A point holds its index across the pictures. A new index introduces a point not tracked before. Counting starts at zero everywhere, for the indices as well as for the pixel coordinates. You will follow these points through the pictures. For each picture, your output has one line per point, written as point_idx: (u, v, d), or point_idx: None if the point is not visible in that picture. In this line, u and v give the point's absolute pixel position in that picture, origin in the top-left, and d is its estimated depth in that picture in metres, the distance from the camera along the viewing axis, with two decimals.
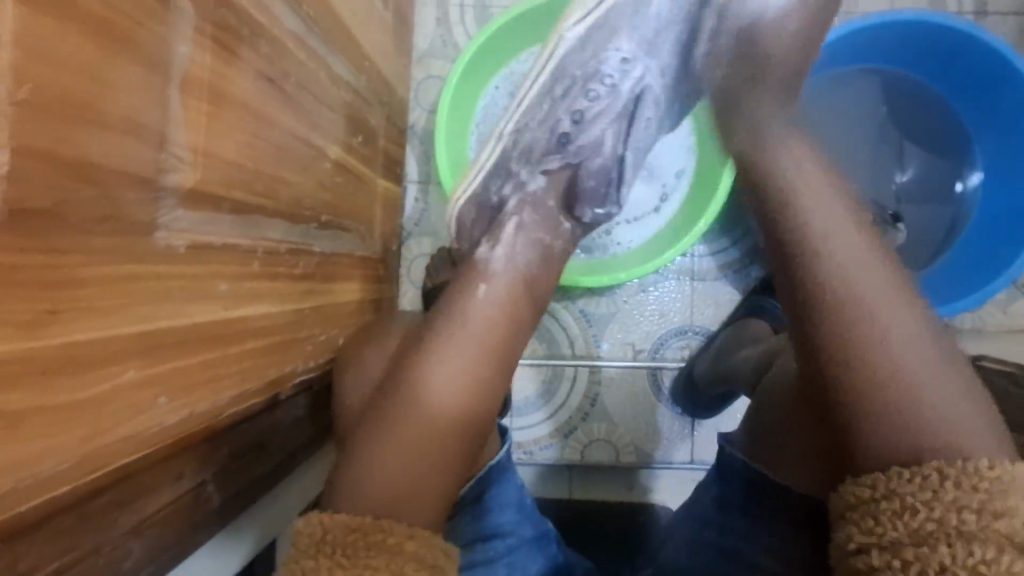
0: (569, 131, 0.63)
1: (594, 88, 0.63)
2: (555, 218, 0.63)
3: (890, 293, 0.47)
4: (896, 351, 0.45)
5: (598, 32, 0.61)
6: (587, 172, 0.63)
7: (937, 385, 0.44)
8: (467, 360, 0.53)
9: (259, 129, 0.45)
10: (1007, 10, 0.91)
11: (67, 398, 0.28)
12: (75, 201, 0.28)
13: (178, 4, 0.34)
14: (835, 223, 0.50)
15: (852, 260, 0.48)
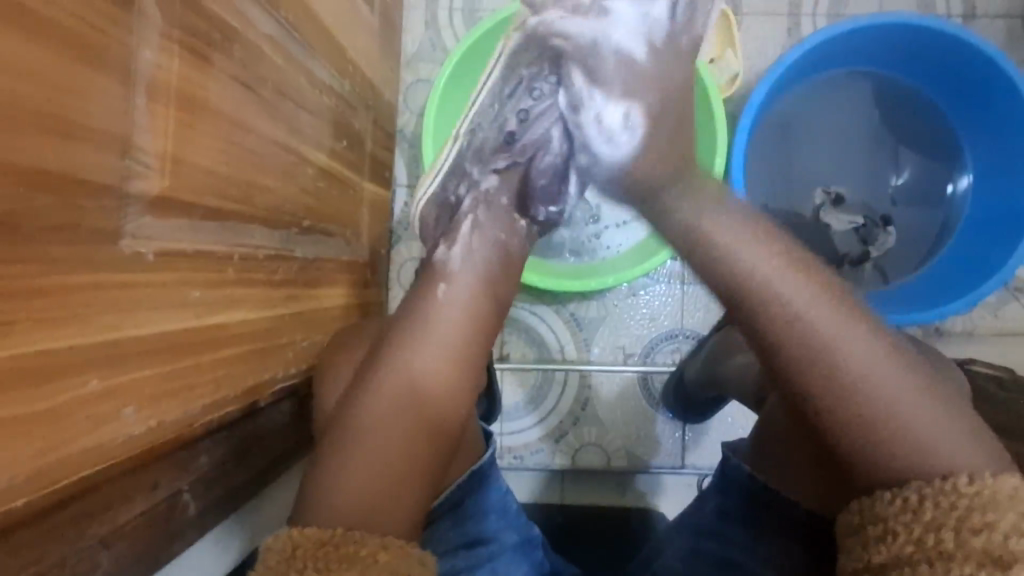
0: (518, 131, 0.63)
1: (538, 87, 0.61)
2: (508, 215, 0.64)
3: (849, 325, 0.45)
4: (868, 371, 0.44)
5: (541, 34, 0.58)
6: (539, 171, 0.64)
7: (905, 408, 0.43)
8: (447, 369, 0.53)
9: (234, 135, 0.45)
10: (997, 12, 0.90)
11: (26, 410, 0.28)
12: (29, 210, 0.27)
13: (143, 11, 0.34)
14: (773, 270, 0.47)
15: (801, 303, 0.46)
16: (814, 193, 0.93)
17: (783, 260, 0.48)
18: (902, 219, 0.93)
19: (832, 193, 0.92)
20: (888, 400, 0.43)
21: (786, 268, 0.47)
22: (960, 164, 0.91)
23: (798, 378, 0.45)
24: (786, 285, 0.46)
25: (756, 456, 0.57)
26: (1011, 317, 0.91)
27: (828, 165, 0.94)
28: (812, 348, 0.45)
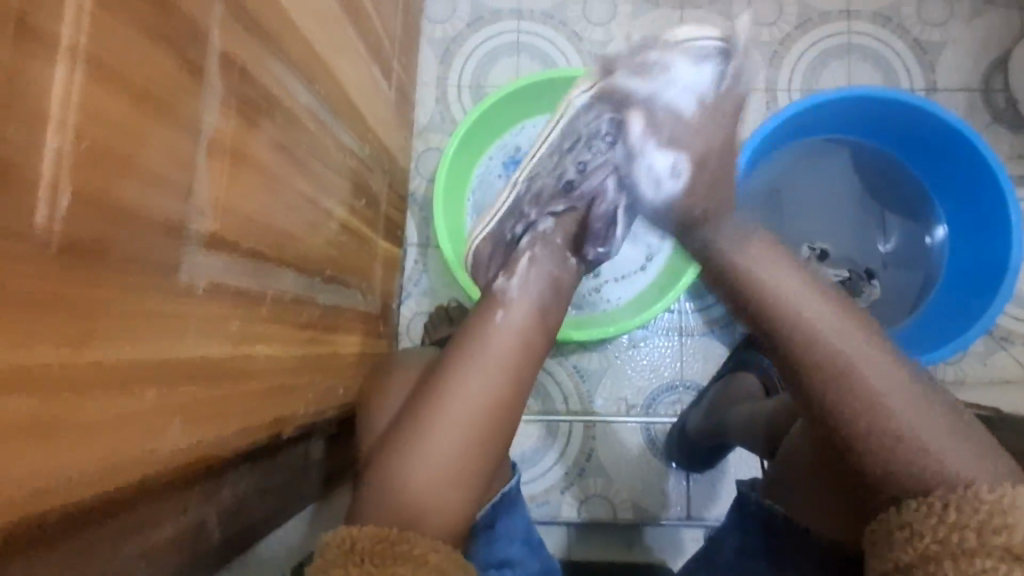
0: (581, 172, 0.68)
1: (596, 144, 0.67)
2: (562, 255, 0.69)
3: (870, 350, 0.51)
4: (889, 398, 0.49)
5: (601, 101, 0.66)
6: (596, 215, 0.69)
7: (923, 431, 0.47)
8: (480, 407, 0.56)
9: (272, 188, 0.50)
10: (955, 86, 0.99)
11: (97, 411, 0.31)
12: (118, 239, 0.32)
13: (211, 81, 0.40)
14: (807, 299, 0.55)
15: (825, 318, 0.54)
16: (800, 248, 0.98)
17: (807, 294, 0.56)
18: (889, 280, 1.00)
19: (817, 248, 0.98)
20: (894, 409, 0.48)
21: (814, 302, 0.55)
22: (932, 221, 0.98)
23: (813, 390, 0.52)
24: (818, 317, 0.54)
25: (769, 488, 0.60)
26: (998, 365, 0.95)
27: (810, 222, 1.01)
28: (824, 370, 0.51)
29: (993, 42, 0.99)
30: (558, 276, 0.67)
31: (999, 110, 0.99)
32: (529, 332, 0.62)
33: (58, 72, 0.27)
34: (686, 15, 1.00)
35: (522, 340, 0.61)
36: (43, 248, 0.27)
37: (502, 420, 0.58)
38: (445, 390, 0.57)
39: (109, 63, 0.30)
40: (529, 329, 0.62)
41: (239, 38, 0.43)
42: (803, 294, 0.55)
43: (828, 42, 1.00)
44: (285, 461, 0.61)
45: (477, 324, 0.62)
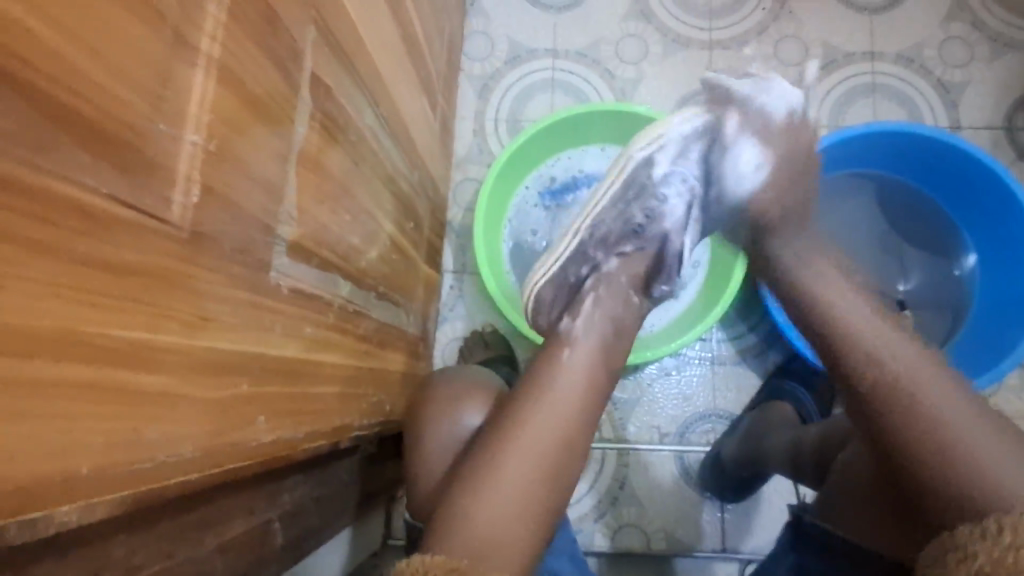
0: (661, 222, 0.65)
1: (664, 189, 0.64)
2: (627, 294, 0.67)
3: (938, 377, 0.53)
4: (956, 429, 0.50)
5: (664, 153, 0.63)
6: (669, 255, 0.66)
7: (984, 459, 0.49)
8: (551, 427, 0.58)
9: (341, 201, 0.53)
10: (979, 124, 1.02)
11: (203, 394, 0.33)
12: (228, 233, 0.34)
13: (303, 97, 0.43)
14: (880, 329, 0.57)
15: (889, 343, 0.56)
16: None
17: (877, 322, 0.58)
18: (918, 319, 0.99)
19: (848, 280, 1.00)
20: (950, 419, 0.51)
21: (877, 325, 0.57)
22: (962, 255, 0.99)
23: (879, 408, 0.54)
24: (877, 337, 0.56)
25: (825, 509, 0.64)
26: None
27: (840, 255, 1.02)
28: (893, 399, 0.53)
29: (1014, 84, 1.03)
30: (618, 300, 0.67)
31: (1023, 147, 1.01)
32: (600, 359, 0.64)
33: (196, 74, 0.30)
34: (715, 56, 1.05)
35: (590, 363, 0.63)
36: (176, 233, 0.29)
37: (573, 441, 0.59)
38: (522, 412, 0.59)
39: (233, 71, 0.33)
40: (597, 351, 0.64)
41: (325, 59, 0.46)
42: (879, 327, 0.57)
43: (852, 82, 1.04)
44: (333, 473, 0.61)
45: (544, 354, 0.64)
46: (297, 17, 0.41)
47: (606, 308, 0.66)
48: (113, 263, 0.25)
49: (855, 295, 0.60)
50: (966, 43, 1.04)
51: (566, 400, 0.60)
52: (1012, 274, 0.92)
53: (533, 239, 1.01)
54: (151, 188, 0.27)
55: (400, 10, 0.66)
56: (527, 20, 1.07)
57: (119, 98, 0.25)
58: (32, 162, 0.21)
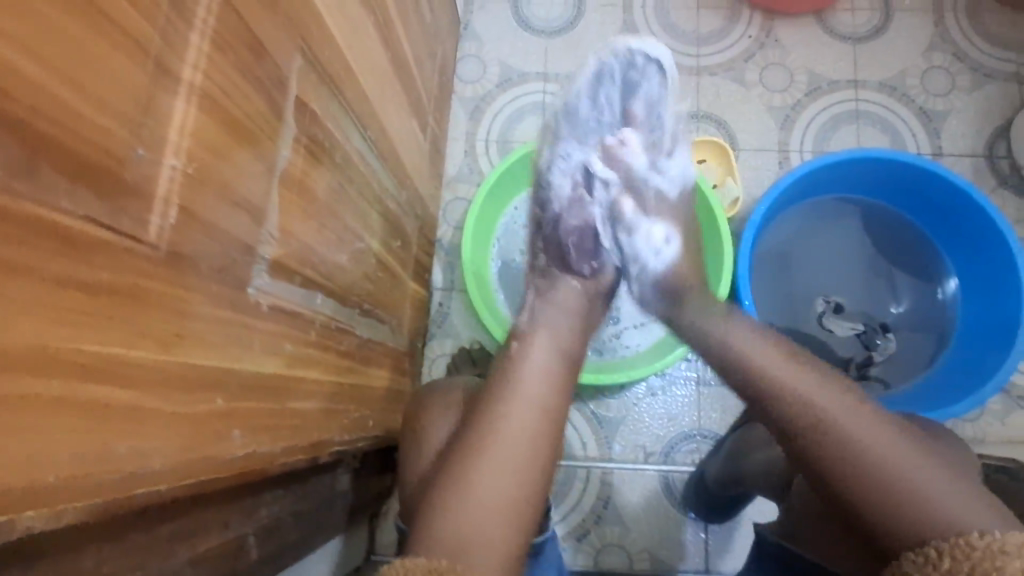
0: (560, 182, 0.79)
1: (553, 176, 0.80)
2: (560, 280, 0.76)
3: (854, 406, 0.56)
4: (886, 450, 0.52)
5: (572, 140, 0.79)
6: (567, 228, 0.78)
7: (921, 480, 0.50)
8: (521, 434, 0.60)
9: (325, 220, 0.54)
10: (961, 152, 1.04)
11: (176, 408, 0.34)
12: (207, 253, 0.35)
13: (288, 122, 0.44)
14: (799, 376, 0.59)
15: (803, 381, 0.58)
16: (815, 302, 1.01)
17: (784, 362, 0.61)
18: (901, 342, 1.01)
19: (832, 301, 1.01)
20: (876, 442, 0.52)
21: (786, 366, 0.60)
22: (945, 278, 1.00)
23: (808, 432, 0.55)
24: (790, 374, 0.59)
25: (787, 532, 0.67)
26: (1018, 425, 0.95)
27: (824, 278, 1.03)
28: (821, 427, 0.55)
29: (995, 113, 1.05)
30: (567, 300, 0.74)
31: (1005, 175, 1.03)
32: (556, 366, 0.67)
33: (176, 101, 0.31)
34: (702, 81, 1.07)
35: (548, 367, 0.67)
36: (152, 253, 0.30)
37: (544, 447, 0.60)
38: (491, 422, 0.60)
39: (215, 98, 0.35)
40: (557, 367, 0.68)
41: (311, 85, 0.48)
42: (787, 364, 0.60)
43: (836, 108, 1.06)
44: (314, 488, 0.62)
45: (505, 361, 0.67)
46: (283, 46, 0.42)
47: (560, 311, 0.73)
48: (87, 283, 0.26)
49: (764, 342, 0.64)
50: (948, 73, 1.06)
51: (533, 406, 0.62)
52: (991, 300, 0.93)
53: (521, 258, 1.03)
54: (128, 211, 0.29)
55: (389, 36, 0.68)
56: (519, 44, 1.09)
57: (97, 126, 0.27)
58: (10, 187, 0.22)
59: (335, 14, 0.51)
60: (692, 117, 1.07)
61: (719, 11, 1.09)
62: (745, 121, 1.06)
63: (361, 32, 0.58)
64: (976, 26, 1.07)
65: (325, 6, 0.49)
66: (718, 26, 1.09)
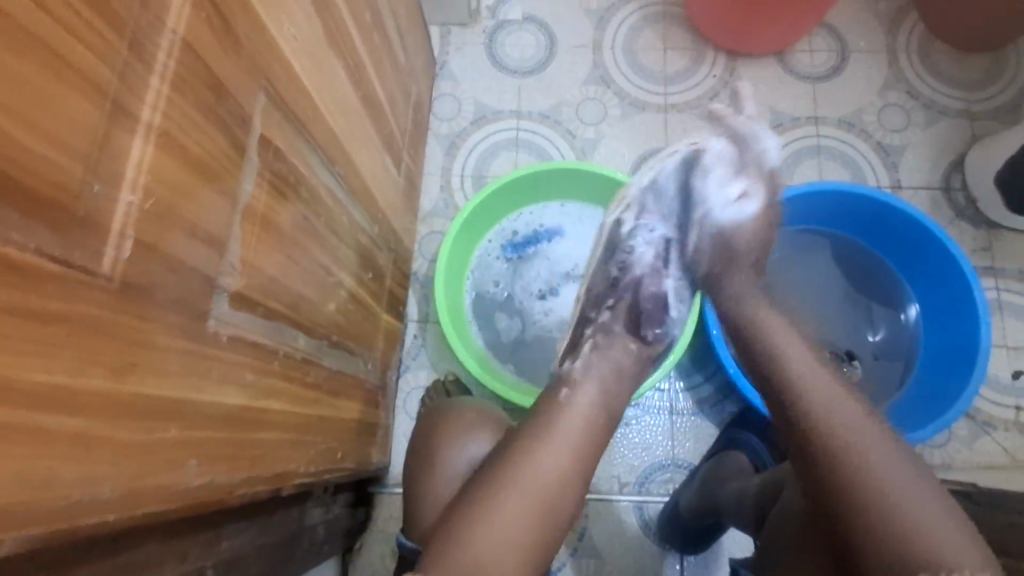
0: (648, 253, 0.81)
1: (630, 242, 0.82)
2: (625, 342, 0.76)
3: (874, 430, 0.59)
4: (888, 477, 0.55)
5: (648, 202, 0.83)
6: (644, 294, 0.79)
7: (914, 512, 0.53)
8: (541, 483, 0.61)
9: (291, 253, 0.55)
10: (918, 185, 1.09)
11: (127, 437, 0.34)
12: (163, 284, 0.36)
13: (251, 159, 0.46)
14: (838, 394, 0.63)
15: (830, 398, 0.62)
16: None
17: (817, 375, 0.65)
18: (869, 369, 1.03)
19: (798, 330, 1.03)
20: (883, 467, 0.56)
21: (819, 380, 0.65)
22: (907, 304, 1.03)
23: (824, 447, 0.59)
24: (819, 391, 0.63)
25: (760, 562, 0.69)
26: (984, 449, 0.98)
27: (790, 303, 1.04)
28: (837, 444, 0.59)
29: (950, 147, 1.09)
30: (620, 357, 0.75)
31: (960, 207, 1.07)
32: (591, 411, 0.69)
33: (134, 140, 0.33)
34: (670, 118, 1.11)
35: (585, 409, 0.69)
36: (106, 284, 0.32)
37: (564, 494, 0.62)
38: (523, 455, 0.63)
39: (173, 136, 0.36)
40: (584, 406, 0.69)
41: (275, 123, 0.50)
42: (817, 377, 0.65)
43: (799, 143, 1.10)
44: (280, 520, 0.62)
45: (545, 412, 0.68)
46: (245, 87, 0.44)
47: (608, 365, 0.74)
48: (35, 311, 0.27)
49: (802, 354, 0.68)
50: (903, 110, 1.11)
51: (567, 460, 0.64)
52: (949, 326, 0.96)
53: (495, 289, 1.04)
54: (81, 243, 0.30)
55: (360, 78, 0.71)
56: (493, 84, 1.13)
57: (52, 163, 0.28)
58: None
59: (301, 56, 0.53)
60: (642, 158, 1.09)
61: (684, 53, 1.14)
62: None
63: (329, 73, 0.60)
64: (927, 66, 1.13)
65: (290, 49, 0.51)
66: (684, 67, 1.14)
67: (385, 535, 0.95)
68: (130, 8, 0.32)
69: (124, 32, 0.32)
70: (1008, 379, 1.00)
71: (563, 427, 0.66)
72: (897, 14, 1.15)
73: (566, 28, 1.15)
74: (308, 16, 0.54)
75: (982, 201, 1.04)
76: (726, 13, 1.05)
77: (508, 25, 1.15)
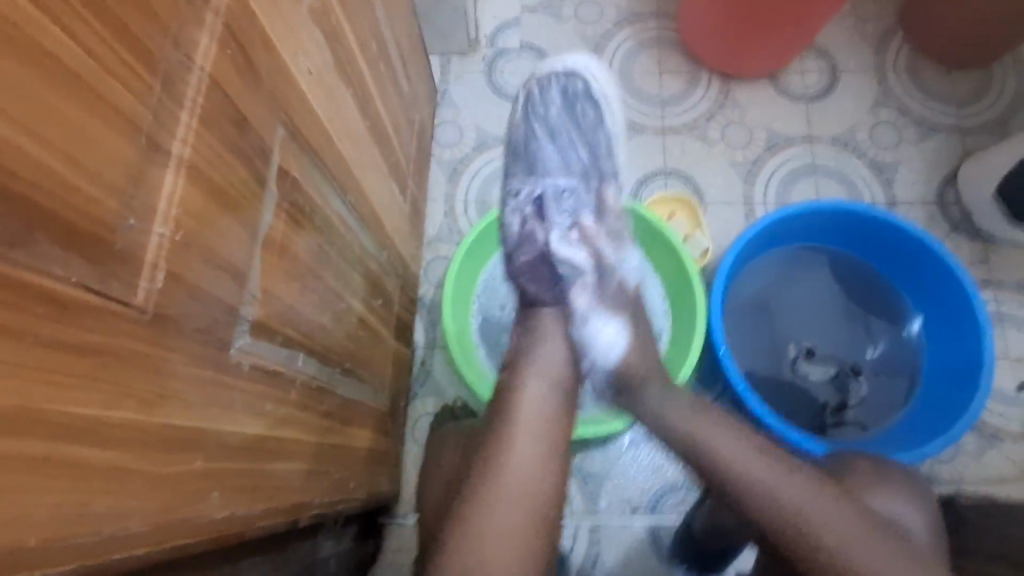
0: (554, 169, 0.80)
1: (512, 207, 0.79)
2: (533, 302, 0.75)
3: (761, 463, 0.64)
4: (807, 514, 0.60)
5: (518, 166, 0.81)
6: (527, 255, 0.76)
7: (837, 538, 0.59)
8: (517, 483, 0.60)
9: (307, 281, 0.56)
10: (913, 200, 1.11)
11: (156, 469, 0.34)
12: (190, 315, 0.37)
13: (270, 190, 0.47)
14: (715, 433, 0.67)
15: (713, 439, 0.67)
16: (787, 347, 1.04)
17: (694, 416, 0.70)
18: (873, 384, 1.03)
19: (803, 347, 1.03)
20: (786, 495, 0.62)
21: (702, 424, 0.69)
22: (909, 318, 1.04)
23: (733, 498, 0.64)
24: (709, 432, 0.67)
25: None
26: (993, 462, 0.98)
27: (798, 325, 1.05)
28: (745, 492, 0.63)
29: (942, 163, 1.12)
30: (547, 326, 0.73)
31: (956, 221, 1.09)
32: (557, 407, 0.67)
33: (165, 174, 0.34)
34: (668, 141, 1.14)
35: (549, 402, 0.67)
36: (137, 315, 0.32)
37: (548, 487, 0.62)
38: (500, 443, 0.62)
39: (199, 168, 0.37)
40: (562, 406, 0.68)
41: (292, 154, 0.51)
42: (697, 423, 0.69)
43: (795, 162, 1.13)
44: (294, 553, 0.61)
45: (501, 400, 0.67)
46: (265, 119, 0.45)
47: (548, 343, 0.71)
48: (73, 345, 0.28)
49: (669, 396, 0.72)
50: (895, 128, 1.14)
51: (538, 452, 0.63)
52: (955, 339, 0.96)
53: (501, 313, 1.05)
54: (117, 277, 0.30)
55: (368, 107, 0.72)
56: (494, 110, 1.15)
57: (92, 198, 0.28)
58: (8, 256, 0.24)
59: (315, 88, 0.55)
60: (659, 174, 1.12)
61: (679, 77, 1.17)
62: (710, 177, 1.12)
63: (340, 104, 0.62)
64: (916, 85, 1.16)
65: (306, 81, 0.52)
66: (680, 90, 1.16)
67: (396, 566, 0.94)
68: (161, 45, 0.33)
69: (156, 69, 0.33)
70: (1012, 391, 1.01)
71: (555, 444, 0.64)
72: (884, 36, 1.18)
73: (562, 56, 1.18)
74: (322, 49, 0.55)
75: (976, 215, 1.07)
76: (718, 24, 1.06)
77: (507, 54, 1.18)
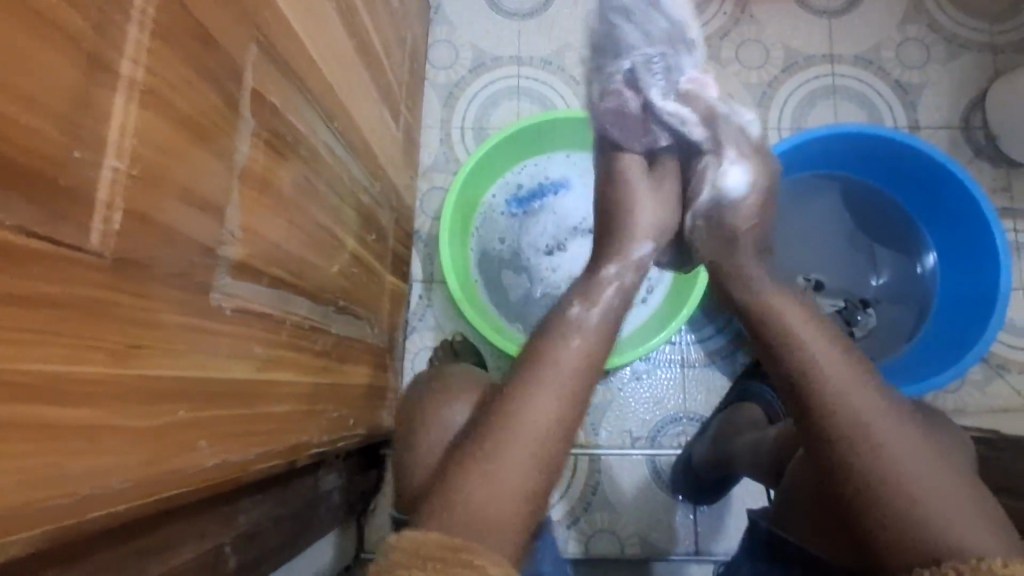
0: (635, 40, 0.70)
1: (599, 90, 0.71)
2: (641, 180, 0.68)
3: (838, 357, 0.56)
4: (866, 414, 0.53)
5: (599, 44, 0.72)
6: (625, 135, 0.69)
7: (894, 440, 0.52)
8: (545, 411, 0.55)
9: (293, 217, 0.52)
10: (937, 124, 1.05)
11: (134, 423, 0.32)
12: (162, 259, 0.34)
13: (245, 116, 0.42)
14: (801, 323, 0.59)
15: (797, 327, 0.58)
16: (796, 280, 1.01)
17: (779, 300, 0.61)
18: (883, 315, 1.02)
19: (812, 279, 1.01)
20: (849, 392, 0.54)
21: (785, 310, 0.60)
22: (922, 249, 1.01)
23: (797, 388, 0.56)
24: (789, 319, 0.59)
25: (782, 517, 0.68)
26: (997, 393, 0.97)
27: (805, 257, 1.03)
28: (813, 383, 0.55)
29: (970, 83, 1.05)
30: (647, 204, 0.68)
31: (980, 146, 1.04)
32: (599, 331, 0.61)
33: (117, 99, 0.29)
34: None
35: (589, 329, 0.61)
36: (97, 260, 0.29)
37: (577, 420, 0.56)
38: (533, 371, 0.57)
39: (161, 94, 0.33)
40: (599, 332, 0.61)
41: (269, 76, 0.46)
42: (782, 309, 0.60)
43: (813, 84, 1.05)
44: (294, 490, 0.61)
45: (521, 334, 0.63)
46: (235, 35, 0.40)
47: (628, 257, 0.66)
48: (21, 298, 0.25)
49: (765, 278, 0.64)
50: (923, 45, 1.06)
51: None
52: (968, 272, 0.94)
53: (500, 247, 1.01)
54: (68, 219, 0.27)
55: (354, 24, 0.65)
56: (492, 28, 1.07)
57: (28, 128, 0.25)
58: None
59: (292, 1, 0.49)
60: None
61: None
62: None
63: (322, 20, 0.56)
64: None
65: None
66: None
67: None
68: None
69: None
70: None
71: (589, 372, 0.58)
72: None
73: None
74: None
75: (1001, 139, 1.01)
76: None
77: None
